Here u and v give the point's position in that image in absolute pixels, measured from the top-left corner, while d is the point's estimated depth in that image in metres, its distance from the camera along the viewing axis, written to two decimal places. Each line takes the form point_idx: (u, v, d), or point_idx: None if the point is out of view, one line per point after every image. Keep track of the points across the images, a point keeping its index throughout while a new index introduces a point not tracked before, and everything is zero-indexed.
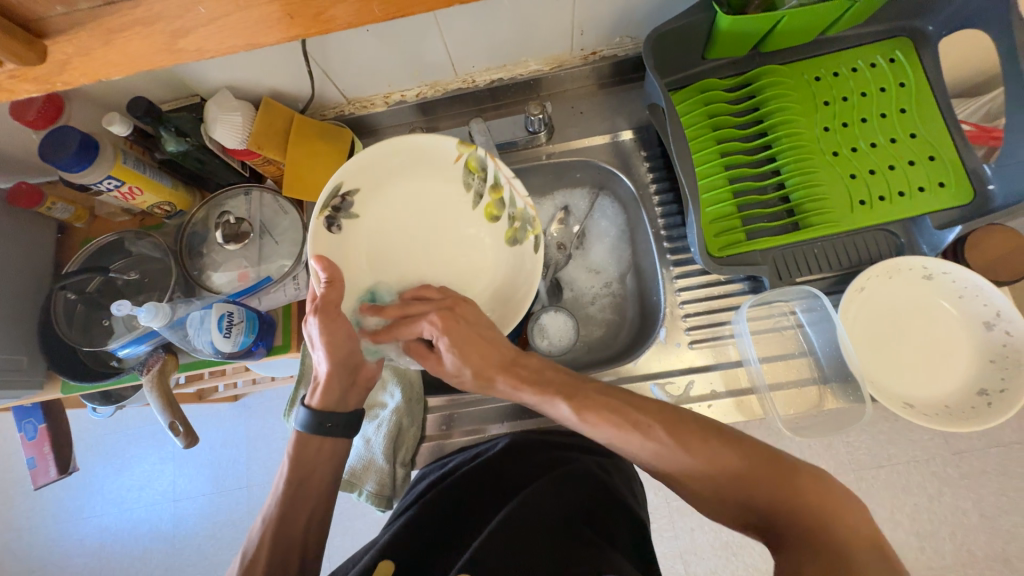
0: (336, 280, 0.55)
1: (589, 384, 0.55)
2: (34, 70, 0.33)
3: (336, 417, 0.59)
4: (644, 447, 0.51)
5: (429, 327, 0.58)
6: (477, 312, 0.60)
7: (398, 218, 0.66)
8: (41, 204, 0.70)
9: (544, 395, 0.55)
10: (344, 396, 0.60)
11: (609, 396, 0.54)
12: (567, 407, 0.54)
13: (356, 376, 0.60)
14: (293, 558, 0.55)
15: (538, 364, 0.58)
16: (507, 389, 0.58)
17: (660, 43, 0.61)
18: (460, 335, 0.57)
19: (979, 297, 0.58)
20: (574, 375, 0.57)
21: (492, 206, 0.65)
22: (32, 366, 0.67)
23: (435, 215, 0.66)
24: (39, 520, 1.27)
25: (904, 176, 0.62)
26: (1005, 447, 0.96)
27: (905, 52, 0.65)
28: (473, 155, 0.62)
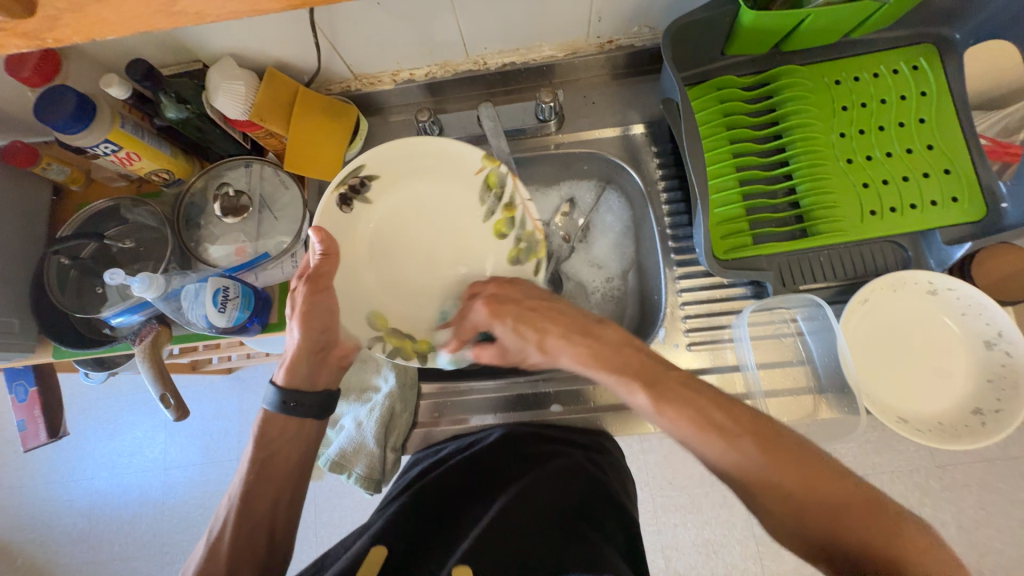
0: (331, 253, 0.56)
1: (669, 373, 0.52)
2: (23, 25, 0.31)
3: (302, 398, 0.59)
4: (723, 455, 0.46)
5: (481, 317, 0.59)
6: (524, 289, 0.60)
7: (402, 202, 0.64)
8: (36, 164, 0.69)
9: (622, 379, 0.52)
10: (312, 374, 0.60)
11: (687, 388, 0.50)
12: (645, 397, 0.51)
13: (327, 353, 0.60)
14: (258, 539, 0.55)
15: (613, 337, 0.56)
16: (576, 366, 0.56)
17: (680, 34, 0.59)
18: (509, 315, 0.57)
19: (982, 316, 0.58)
20: (653, 359, 0.54)
21: (502, 223, 0.64)
22: (23, 330, 0.67)
23: (439, 200, 0.65)
24: (30, 480, 1.28)
25: (917, 188, 0.60)
26: (988, 462, 0.97)
27: (929, 59, 0.63)
28: (495, 169, 0.62)
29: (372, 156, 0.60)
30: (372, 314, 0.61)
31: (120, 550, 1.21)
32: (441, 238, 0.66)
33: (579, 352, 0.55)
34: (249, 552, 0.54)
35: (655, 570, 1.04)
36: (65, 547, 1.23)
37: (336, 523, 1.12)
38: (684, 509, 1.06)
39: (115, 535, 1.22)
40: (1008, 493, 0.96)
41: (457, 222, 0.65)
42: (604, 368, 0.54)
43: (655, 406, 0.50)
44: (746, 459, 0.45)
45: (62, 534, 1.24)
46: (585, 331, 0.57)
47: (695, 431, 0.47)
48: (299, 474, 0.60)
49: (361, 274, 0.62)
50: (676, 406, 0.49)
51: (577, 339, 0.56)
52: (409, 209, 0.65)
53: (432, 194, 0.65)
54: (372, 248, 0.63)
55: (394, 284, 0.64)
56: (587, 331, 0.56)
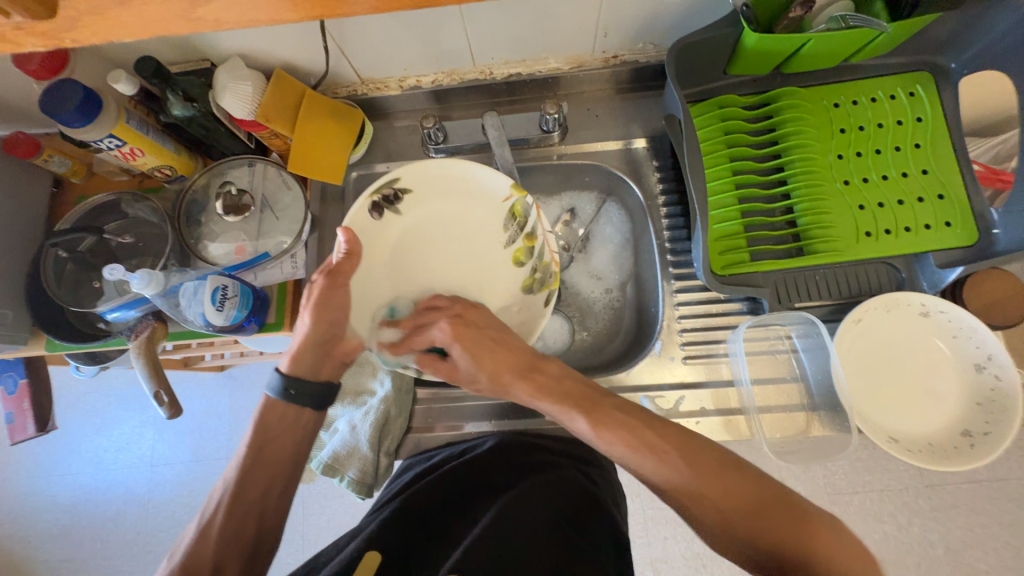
0: (354, 253, 0.58)
1: (607, 400, 0.53)
2: (43, 25, 0.31)
3: (303, 386, 0.58)
4: (657, 472, 0.48)
5: (440, 335, 0.58)
6: (487, 317, 0.60)
7: (422, 215, 0.66)
8: (38, 155, 0.68)
9: (562, 407, 0.53)
10: (317, 364, 0.60)
11: (626, 415, 0.51)
12: (583, 422, 0.52)
13: (333, 347, 0.60)
14: (246, 530, 0.54)
15: (556, 371, 0.56)
16: (524, 397, 0.56)
17: (684, 53, 0.61)
18: (469, 340, 0.57)
19: (973, 339, 0.59)
20: (593, 388, 0.54)
21: (521, 251, 0.67)
22: (17, 322, 0.66)
23: (452, 211, 0.67)
24: (12, 473, 1.26)
25: (912, 212, 0.62)
26: (976, 484, 0.98)
27: (925, 86, 0.65)
28: (520, 199, 0.64)
29: (407, 173, 0.63)
30: (384, 317, 0.63)
31: (102, 548, 1.19)
32: (453, 248, 0.67)
33: (525, 386, 0.55)
34: (236, 540, 0.53)
35: None
36: (46, 544, 1.21)
37: (324, 526, 1.11)
38: (674, 522, 1.06)
39: (98, 532, 1.20)
40: (995, 515, 0.97)
41: (470, 232, 0.67)
42: (547, 400, 0.54)
43: (593, 431, 0.51)
44: (678, 475, 0.47)
45: (43, 531, 1.22)
46: (532, 367, 0.56)
47: (629, 451, 0.49)
48: (292, 464, 0.59)
49: (379, 282, 0.64)
50: (612, 430, 0.50)
51: (522, 376, 0.56)
52: (427, 221, 0.66)
53: (446, 209, 0.67)
54: (389, 258, 0.65)
55: (410, 291, 0.66)
56: (534, 369, 0.56)
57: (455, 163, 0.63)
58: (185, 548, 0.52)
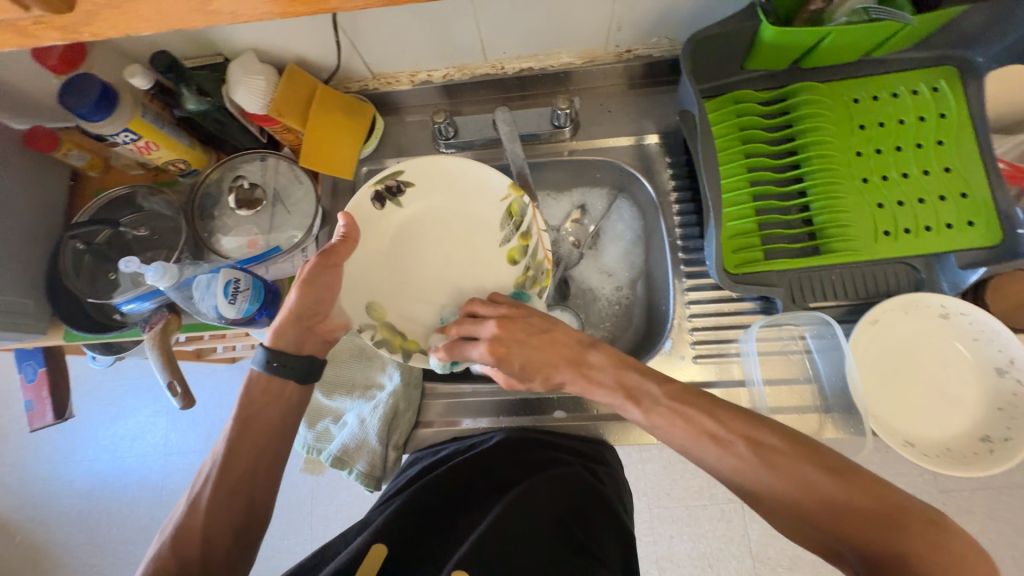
0: (351, 238, 0.58)
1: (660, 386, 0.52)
2: (61, 19, 0.32)
3: (287, 359, 0.57)
4: (720, 460, 0.48)
5: (481, 353, 0.55)
6: (533, 315, 0.58)
7: (421, 210, 0.65)
8: (58, 150, 0.70)
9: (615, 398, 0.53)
10: (299, 341, 0.58)
11: (683, 403, 0.50)
12: (636, 412, 0.52)
13: (317, 323, 0.59)
14: (234, 508, 0.54)
15: (604, 361, 0.54)
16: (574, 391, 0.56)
17: (700, 46, 0.59)
18: (515, 358, 0.55)
19: (994, 342, 0.57)
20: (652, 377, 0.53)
21: (515, 250, 0.66)
22: (37, 312, 0.68)
23: (450, 207, 0.66)
24: (32, 459, 1.29)
25: (933, 211, 0.60)
26: (993, 490, 0.96)
27: (950, 82, 0.63)
28: (518, 198, 0.63)
29: (411, 170, 0.63)
30: (370, 308, 0.62)
31: (117, 533, 1.22)
32: (450, 242, 0.66)
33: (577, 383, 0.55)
34: (228, 515, 0.53)
35: None
36: (64, 528, 1.24)
37: (332, 517, 1.12)
38: (681, 522, 1.05)
39: (113, 517, 1.23)
40: (1013, 522, 0.95)
41: (470, 225, 0.66)
42: (600, 394, 0.54)
43: (647, 420, 0.51)
44: None
45: (61, 515, 1.25)
46: (580, 360, 0.55)
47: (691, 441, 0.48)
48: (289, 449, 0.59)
49: (371, 276, 0.63)
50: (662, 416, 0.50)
51: (572, 370, 0.55)
52: (426, 215, 0.66)
53: (445, 205, 0.66)
54: (383, 251, 0.64)
55: (401, 284, 0.65)
56: (580, 364, 0.55)
57: (461, 162, 0.63)
58: (175, 521, 0.53)
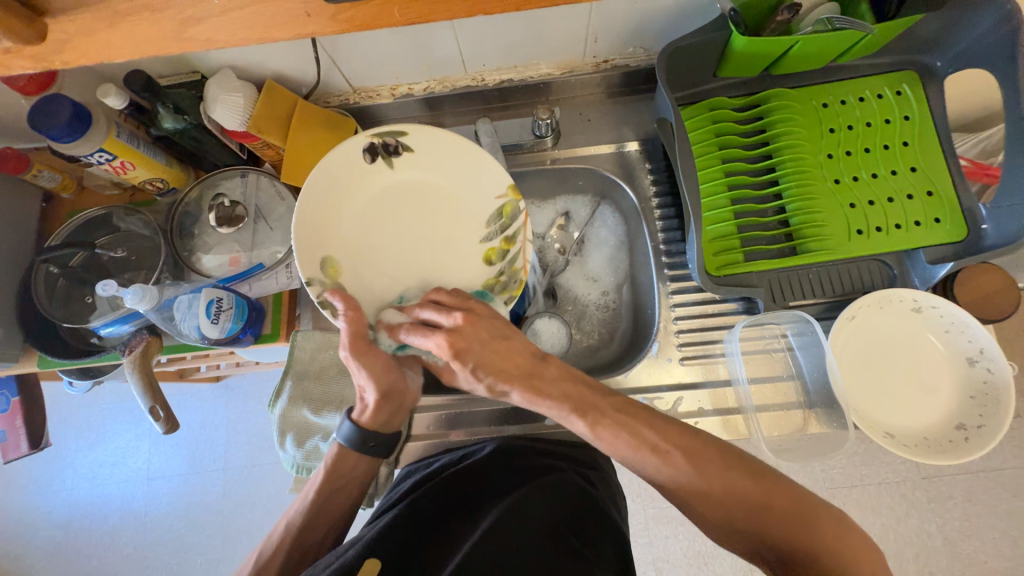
0: (353, 312, 0.54)
1: (603, 400, 0.53)
2: (31, 47, 0.31)
3: (379, 438, 0.60)
4: (659, 470, 0.50)
5: (437, 343, 0.53)
6: (491, 322, 0.55)
7: (410, 180, 0.62)
8: (27, 171, 0.68)
9: (558, 410, 0.54)
10: (390, 417, 0.61)
11: (625, 413, 0.52)
12: (581, 425, 0.53)
13: (401, 401, 0.61)
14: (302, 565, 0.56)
15: (554, 375, 0.55)
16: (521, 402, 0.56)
17: (674, 57, 0.61)
18: (471, 356, 0.53)
19: (964, 334, 0.60)
20: (592, 387, 0.54)
21: (495, 251, 0.63)
22: (9, 339, 0.65)
23: (446, 185, 0.62)
24: (6, 491, 1.24)
25: (902, 209, 0.62)
26: (972, 475, 0.99)
27: (911, 85, 0.66)
28: (513, 202, 0.61)
29: (418, 143, 0.60)
30: (325, 260, 0.57)
31: (99, 564, 1.18)
32: (433, 227, 0.63)
33: (525, 393, 0.54)
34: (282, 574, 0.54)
35: None
36: (42, 562, 1.19)
37: None
38: (674, 521, 1.06)
39: (95, 548, 1.19)
40: (992, 506, 0.98)
41: (458, 218, 0.63)
42: (545, 404, 0.54)
43: (591, 432, 0.52)
44: None
45: (38, 548, 1.20)
46: (533, 372, 0.55)
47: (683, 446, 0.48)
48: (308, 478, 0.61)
49: (333, 228, 0.59)
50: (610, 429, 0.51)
51: (524, 383, 0.55)
52: (416, 186, 0.62)
53: (440, 181, 0.62)
54: (359, 209, 0.61)
55: (364, 253, 0.61)
56: (534, 376, 0.55)
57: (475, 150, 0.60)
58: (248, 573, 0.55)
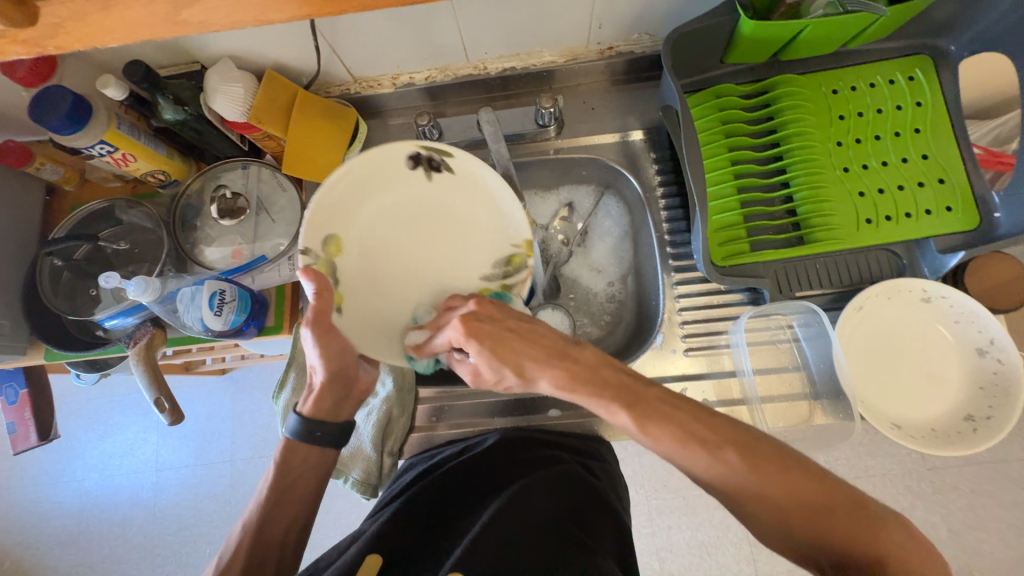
0: (325, 293, 0.50)
1: (652, 391, 0.49)
2: (24, 32, 0.30)
3: (326, 428, 0.58)
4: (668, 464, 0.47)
5: (454, 335, 0.51)
6: (503, 308, 0.53)
7: (436, 198, 0.63)
8: (30, 164, 0.68)
9: (601, 400, 0.48)
10: (337, 406, 0.59)
11: (669, 405, 0.48)
12: (627, 416, 0.47)
13: (351, 389, 0.59)
14: (268, 562, 0.54)
15: (590, 358, 0.50)
16: (552, 390, 0.51)
17: (680, 42, 0.60)
18: (487, 335, 0.49)
19: (974, 324, 0.59)
20: (635, 378, 0.50)
21: (491, 293, 0.62)
22: (15, 331, 0.66)
23: (472, 209, 0.63)
24: (18, 481, 1.26)
25: (912, 197, 0.61)
26: (978, 466, 0.99)
27: (924, 70, 0.64)
28: (524, 255, 0.62)
29: (461, 168, 0.62)
30: (330, 237, 0.58)
31: (109, 553, 1.20)
32: (439, 255, 0.63)
33: (556, 377, 0.49)
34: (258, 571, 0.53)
35: (649, 572, 1.04)
36: (54, 550, 1.21)
37: (330, 526, 1.11)
38: (677, 511, 1.07)
39: (105, 537, 1.21)
40: (997, 497, 0.97)
41: (474, 243, 0.63)
42: (583, 391, 0.49)
43: (638, 425, 0.47)
44: (685, 471, 0.46)
45: (50, 537, 1.22)
46: (563, 354, 0.50)
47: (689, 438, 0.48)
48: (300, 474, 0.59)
49: (347, 217, 0.60)
50: (657, 424, 0.47)
51: (555, 364, 0.50)
52: (443, 204, 0.63)
53: (460, 211, 0.63)
54: (381, 208, 0.62)
55: (369, 247, 0.61)
56: (567, 356, 0.50)
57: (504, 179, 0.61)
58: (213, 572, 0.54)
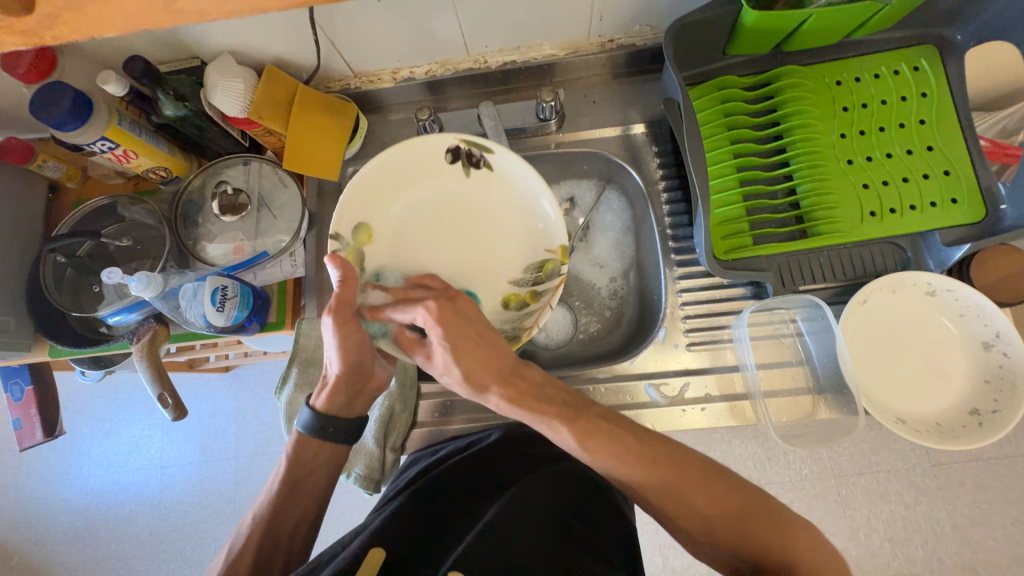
0: (347, 281, 0.50)
1: (591, 409, 0.52)
2: (19, 23, 0.30)
3: (340, 424, 0.59)
4: None
5: (422, 315, 0.50)
6: (477, 309, 0.53)
7: (477, 195, 0.63)
8: (31, 161, 0.68)
9: (538, 417, 0.51)
10: (350, 401, 0.59)
11: (612, 424, 0.50)
12: (568, 432, 0.50)
13: (364, 385, 0.59)
14: (274, 558, 0.56)
15: (538, 377, 0.53)
16: (498, 403, 0.52)
17: (682, 33, 0.59)
18: (456, 331, 0.50)
19: (980, 317, 0.58)
20: (576, 397, 0.53)
21: (515, 297, 0.63)
22: (20, 329, 0.66)
23: (506, 209, 0.63)
24: (25, 478, 1.27)
25: (917, 189, 0.61)
26: (983, 461, 0.98)
27: (930, 60, 0.63)
28: (557, 262, 0.62)
29: (499, 167, 0.61)
30: (359, 227, 0.59)
31: (116, 548, 1.21)
32: (472, 252, 0.64)
33: (508, 392, 0.51)
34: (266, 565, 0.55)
35: (652, 568, 1.04)
36: (62, 546, 1.22)
37: (334, 521, 1.12)
38: None
39: (112, 533, 1.22)
40: (1002, 492, 0.97)
41: (501, 246, 0.64)
42: (526, 409, 0.51)
43: (579, 442, 0.49)
44: None
45: (57, 533, 1.23)
46: (519, 370, 0.52)
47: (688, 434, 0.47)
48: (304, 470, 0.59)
49: (383, 206, 0.61)
50: (599, 441, 0.49)
51: (502, 380, 0.51)
52: (481, 201, 0.63)
53: (494, 212, 0.63)
54: (417, 199, 0.62)
55: (401, 239, 0.62)
56: (513, 373, 0.52)
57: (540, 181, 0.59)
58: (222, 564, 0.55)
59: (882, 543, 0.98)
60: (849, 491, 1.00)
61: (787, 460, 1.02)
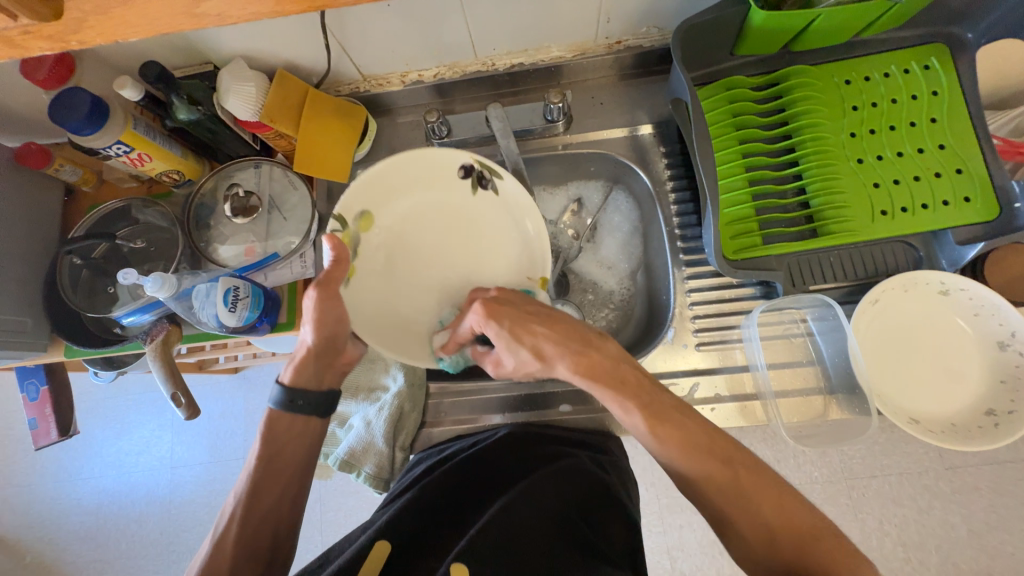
0: (342, 260, 0.53)
1: (664, 394, 0.52)
2: (48, 27, 0.31)
3: (309, 396, 0.58)
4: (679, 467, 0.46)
5: (475, 318, 0.54)
6: (521, 295, 0.56)
7: (474, 211, 0.65)
8: (50, 165, 0.69)
9: (619, 398, 0.51)
10: (319, 374, 0.59)
11: (682, 412, 0.50)
12: (641, 417, 0.50)
13: (335, 358, 0.59)
14: (262, 544, 0.55)
15: (612, 351, 0.53)
16: (566, 376, 0.53)
17: (689, 34, 0.59)
18: (505, 316, 0.53)
19: (995, 316, 0.57)
20: (650, 379, 0.53)
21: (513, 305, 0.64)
22: (36, 329, 0.67)
23: (499, 226, 0.65)
24: (38, 478, 1.29)
25: (929, 188, 0.60)
26: (999, 465, 0.96)
27: (940, 59, 0.63)
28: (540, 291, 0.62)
29: (507, 193, 0.63)
30: (362, 214, 0.61)
31: (128, 548, 1.22)
32: (461, 264, 0.65)
33: (579, 363, 0.52)
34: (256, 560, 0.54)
35: (661, 571, 1.04)
36: (73, 545, 1.24)
37: (342, 521, 1.12)
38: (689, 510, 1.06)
39: (122, 533, 1.23)
40: (1018, 496, 0.95)
41: (485, 266, 0.65)
42: (601, 382, 0.51)
43: (650, 426, 0.49)
44: None
45: (70, 533, 1.25)
46: (587, 342, 0.53)
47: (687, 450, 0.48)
48: (310, 472, 0.60)
49: (387, 206, 0.63)
50: (668, 426, 0.49)
51: (573, 352, 0.52)
52: (480, 216, 0.65)
53: (485, 233, 0.65)
54: (424, 203, 0.64)
55: (397, 239, 0.64)
56: (586, 347, 0.53)
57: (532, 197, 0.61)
58: (202, 560, 0.54)
59: (895, 548, 0.97)
60: (860, 495, 0.99)
61: (797, 464, 1.01)
